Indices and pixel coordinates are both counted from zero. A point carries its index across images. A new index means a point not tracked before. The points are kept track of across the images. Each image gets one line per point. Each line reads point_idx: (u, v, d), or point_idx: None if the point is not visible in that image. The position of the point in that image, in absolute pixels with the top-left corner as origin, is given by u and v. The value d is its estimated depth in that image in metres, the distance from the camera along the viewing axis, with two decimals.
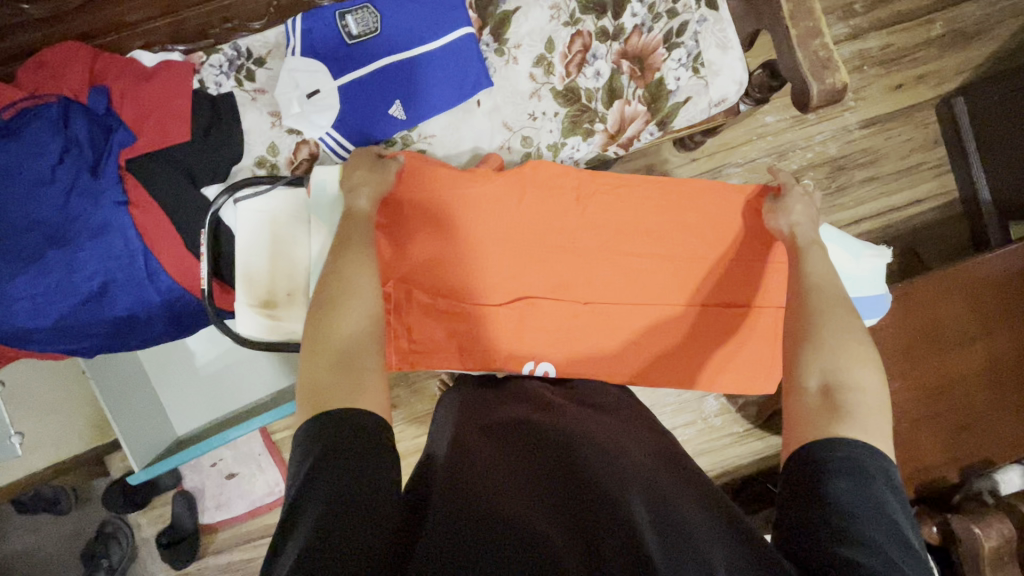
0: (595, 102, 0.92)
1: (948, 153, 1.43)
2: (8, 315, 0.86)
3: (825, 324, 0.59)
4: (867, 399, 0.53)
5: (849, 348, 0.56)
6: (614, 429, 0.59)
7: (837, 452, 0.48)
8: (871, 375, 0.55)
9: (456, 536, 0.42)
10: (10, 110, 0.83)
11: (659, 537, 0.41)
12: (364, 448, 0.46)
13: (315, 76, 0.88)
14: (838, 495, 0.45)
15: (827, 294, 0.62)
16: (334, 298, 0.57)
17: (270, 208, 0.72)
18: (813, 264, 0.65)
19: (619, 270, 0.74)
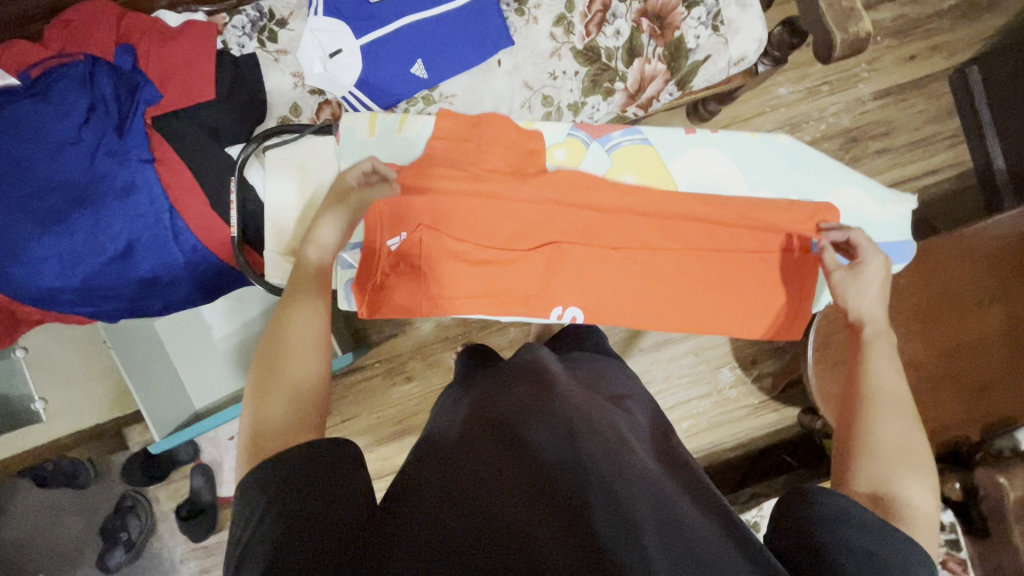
0: (615, 61, 0.93)
1: (962, 124, 1.43)
2: (33, 275, 0.86)
3: (889, 436, 0.53)
4: (918, 511, 0.49)
5: (911, 463, 0.51)
6: (619, 416, 0.59)
7: (856, 514, 0.46)
8: (927, 495, 0.50)
9: (445, 538, 0.42)
10: (37, 68, 0.84)
11: (664, 548, 0.43)
12: (334, 485, 0.46)
13: (336, 35, 0.88)
14: (847, 540, 0.45)
15: (896, 396, 0.56)
16: (280, 349, 0.55)
17: (298, 157, 0.73)
18: (881, 363, 0.59)
19: (644, 221, 0.73)
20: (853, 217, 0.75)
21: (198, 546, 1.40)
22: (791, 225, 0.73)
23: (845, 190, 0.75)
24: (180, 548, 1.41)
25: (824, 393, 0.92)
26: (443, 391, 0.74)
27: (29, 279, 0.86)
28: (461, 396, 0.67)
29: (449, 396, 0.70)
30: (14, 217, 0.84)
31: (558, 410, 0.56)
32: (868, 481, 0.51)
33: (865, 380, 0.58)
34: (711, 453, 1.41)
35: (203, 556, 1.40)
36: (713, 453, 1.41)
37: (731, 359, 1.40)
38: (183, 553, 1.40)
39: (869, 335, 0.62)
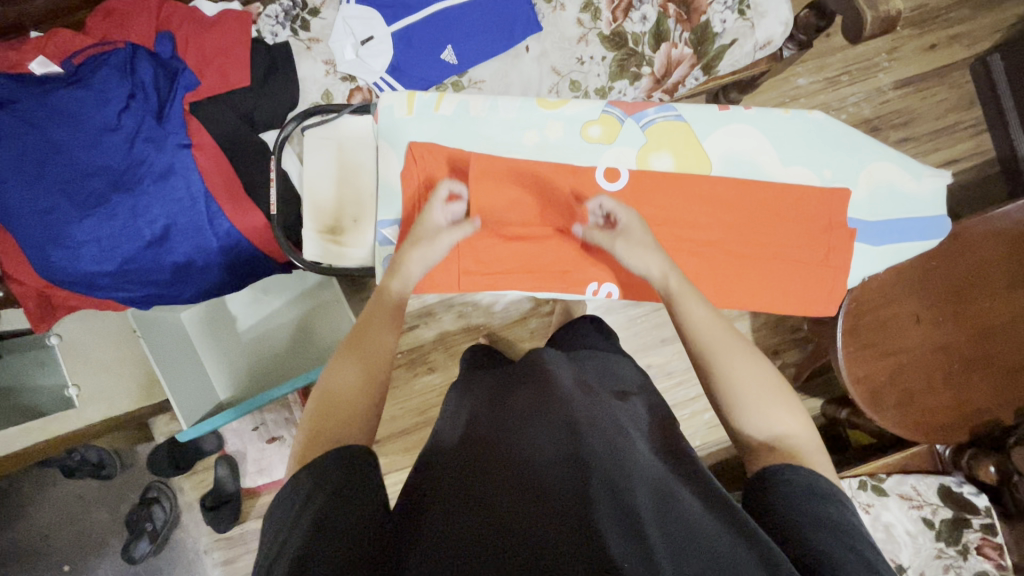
0: (642, 46, 0.93)
1: (984, 112, 1.42)
2: (73, 259, 0.88)
3: (739, 379, 0.57)
4: (804, 438, 0.54)
5: (773, 396, 0.56)
6: (620, 413, 0.60)
7: (796, 478, 0.50)
8: (796, 419, 0.56)
9: (462, 537, 0.44)
10: (80, 56, 0.87)
11: (665, 537, 0.45)
12: (353, 479, 0.49)
13: (368, 22, 0.91)
14: (801, 510, 0.48)
15: (721, 337, 0.59)
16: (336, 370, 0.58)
17: (337, 136, 0.75)
18: (699, 310, 0.62)
19: (679, 196, 0.73)
20: (886, 192, 0.75)
21: (221, 538, 1.41)
22: (822, 201, 0.74)
23: (878, 165, 0.75)
24: (204, 539, 1.42)
25: (853, 375, 0.95)
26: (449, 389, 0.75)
27: (68, 262, 0.88)
28: (461, 398, 0.68)
29: (454, 394, 0.71)
30: (55, 201, 0.86)
31: (559, 408, 0.57)
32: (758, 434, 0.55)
33: (693, 340, 0.60)
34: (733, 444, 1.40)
35: (226, 547, 1.41)
36: None
37: None
38: (206, 545, 1.41)
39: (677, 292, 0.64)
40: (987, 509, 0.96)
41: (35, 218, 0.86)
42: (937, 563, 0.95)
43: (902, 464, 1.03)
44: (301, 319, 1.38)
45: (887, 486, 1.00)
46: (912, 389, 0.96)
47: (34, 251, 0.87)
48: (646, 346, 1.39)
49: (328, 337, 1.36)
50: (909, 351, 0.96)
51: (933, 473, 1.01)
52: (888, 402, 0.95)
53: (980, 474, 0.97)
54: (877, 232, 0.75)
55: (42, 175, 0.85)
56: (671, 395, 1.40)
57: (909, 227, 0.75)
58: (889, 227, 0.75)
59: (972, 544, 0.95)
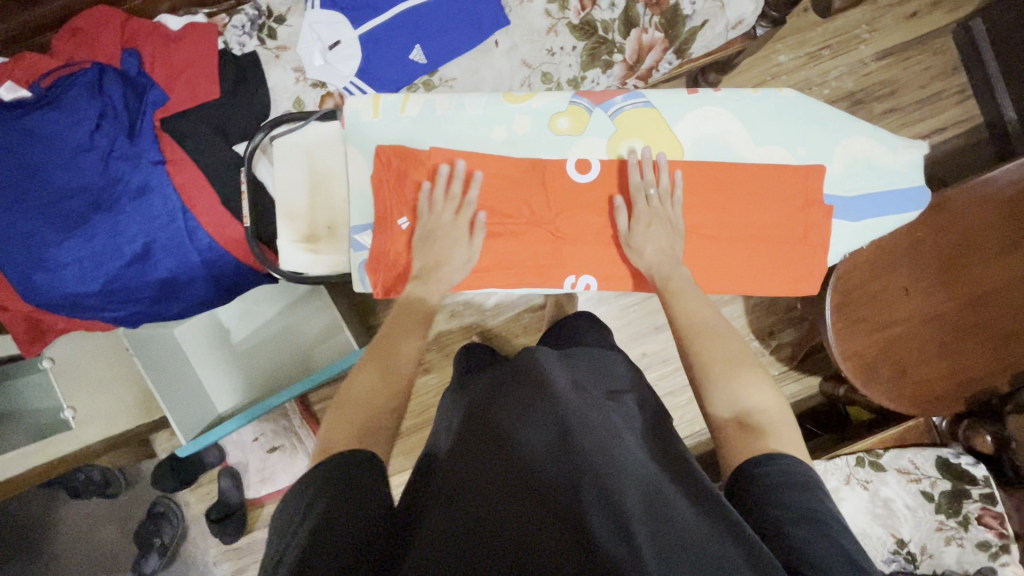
0: (612, 33, 0.92)
1: (969, 78, 1.40)
2: (57, 281, 0.88)
3: (707, 355, 0.60)
4: (771, 411, 0.56)
5: (741, 370, 0.58)
6: (614, 414, 0.59)
7: (778, 470, 0.50)
8: (765, 394, 0.57)
9: (451, 542, 0.44)
10: (48, 78, 0.86)
11: (654, 536, 0.44)
12: (354, 480, 0.49)
13: (335, 27, 0.90)
14: (788, 503, 0.47)
15: (702, 325, 0.63)
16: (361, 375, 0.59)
17: (306, 143, 0.74)
18: (690, 300, 0.66)
19: (656, 181, 0.72)
20: (863, 166, 0.74)
21: (230, 548, 1.42)
22: (798, 179, 0.72)
23: (853, 139, 0.74)
24: (213, 551, 1.43)
25: (844, 351, 0.94)
26: (446, 396, 0.74)
27: (52, 285, 0.88)
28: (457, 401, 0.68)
29: (451, 399, 0.71)
30: (35, 224, 0.86)
31: (549, 406, 0.56)
32: (721, 410, 0.57)
33: (675, 323, 0.64)
34: None
35: (235, 558, 1.42)
36: None
37: (749, 332, 1.39)
38: (215, 556, 1.43)
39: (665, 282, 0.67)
40: (985, 479, 0.95)
41: (17, 243, 0.86)
42: (938, 535, 0.95)
43: (899, 438, 1.02)
44: (294, 327, 1.39)
45: (885, 461, 0.99)
46: (904, 362, 0.95)
47: (17, 276, 0.87)
48: (641, 334, 1.38)
49: (322, 344, 1.36)
50: (900, 323, 0.95)
51: (931, 446, 1.01)
52: (882, 376, 0.95)
53: (976, 444, 0.99)
54: (857, 207, 0.74)
55: (21, 200, 0.86)
56: (668, 382, 1.39)
57: (888, 200, 0.74)
58: (868, 202, 0.74)
59: (973, 514, 0.94)
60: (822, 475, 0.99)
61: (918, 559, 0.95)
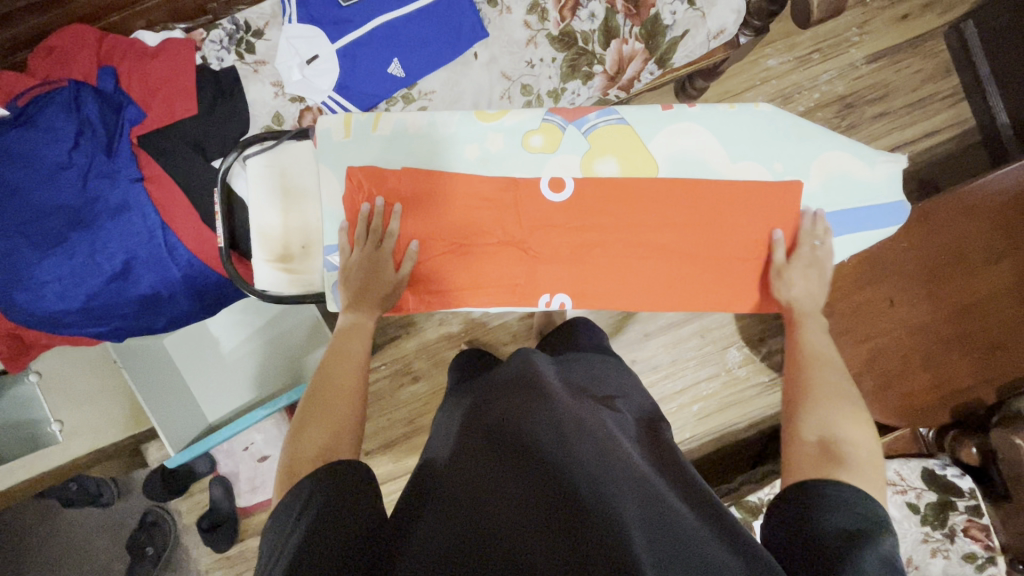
0: (592, 44, 0.92)
1: (962, 81, 1.39)
2: (38, 298, 0.88)
3: (818, 381, 0.60)
4: (862, 449, 0.54)
5: (847, 407, 0.57)
6: (610, 423, 0.61)
7: (825, 492, 0.49)
8: (864, 433, 0.55)
9: (448, 541, 0.44)
10: (25, 97, 0.86)
11: (650, 538, 0.44)
12: (351, 486, 0.50)
13: (312, 41, 0.90)
14: (826, 522, 0.47)
15: (822, 359, 0.63)
16: (325, 397, 0.59)
17: (279, 163, 0.74)
18: (816, 332, 0.67)
19: (629, 192, 0.72)
20: (841, 181, 0.72)
21: (222, 557, 1.43)
22: (774, 197, 0.72)
23: (831, 154, 0.72)
24: (205, 560, 1.43)
25: None
26: (445, 405, 0.75)
27: (32, 303, 0.88)
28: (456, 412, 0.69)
29: (449, 410, 0.71)
30: (15, 243, 0.86)
31: (549, 414, 0.58)
32: (811, 429, 0.56)
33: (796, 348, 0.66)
34: (723, 434, 1.39)
35: (227, 566, 1.42)
36: (726, 433, 1.40)
37: (739, 338, 1.38)
38: (207, 565, 1.43)
39: (799, 314, 0.69)
40: (971, 491, 0.94)
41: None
42: (924, 547, 0.94)
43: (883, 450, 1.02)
44: (283, 336, 1.38)
45: None
46: (889, 373, 0.95)
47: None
48: (630, 342, 1.38)
49: (311, 353, 1.36)
50: (886, 333, 0.95)
51: (916, 457, 1.00)
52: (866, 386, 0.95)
53: (962, 456, 0.96)
54: (834, 223, 0.73)
55: (1, 219, 0.86)
56: (658, 389, 1.39)
57: (865, 216, 0.73)
58: (846, 218, 0.73)
59: (959, 526, 0.93)
60: None
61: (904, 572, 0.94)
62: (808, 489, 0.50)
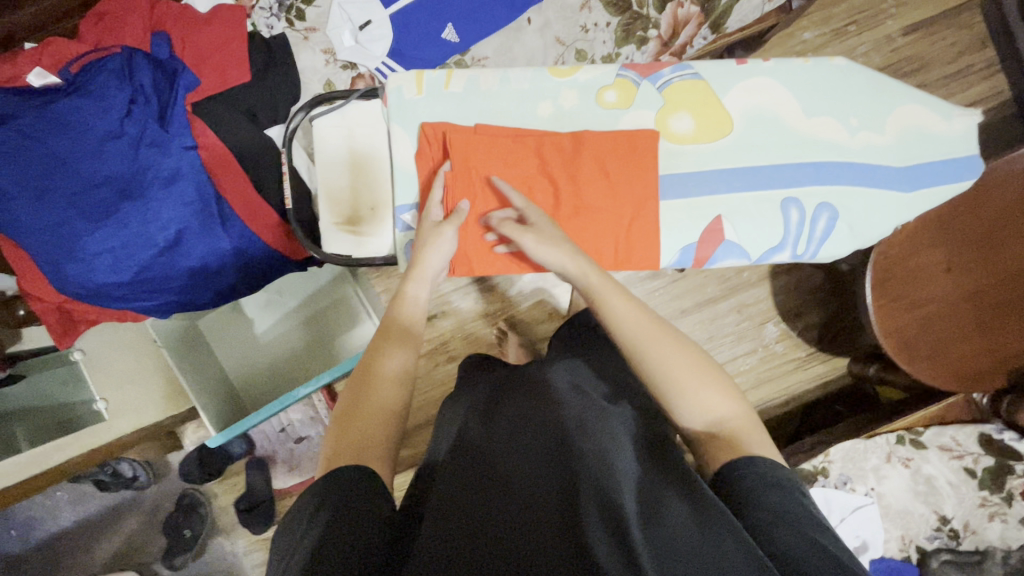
0: (647, 7, 0.90)
1: (998, 52, 1.38)
2: (89, 271, 0.86)
3: (665, 370, 0.55)
4: (735, 420, 0.54)
5: (705, 378, 0.55)
6: (611, 418, 0.58)
7: (758, 470, 0.48)
8: (728, 406, 0.54)
9: (449, 543, 0.43)
10: (76, 64, 0.84)
11: (649, 540, 0.42)
12: (362, 490, 0.47)
13: (365, 6, 0.89)
14: (774, 504, 0.45)
15: (642, 334, 0.57)
16: (352, 403, 0.54)
17: (348, 124, 0.72)
18: (619, 300, 0.60)
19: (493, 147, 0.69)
20: (916, 135, 0.71)
21: (259, 539, 1.43)
22: (849, 152, 0.71)
23: (905, 108, 0.72)
24: (242, 541, 1.43)
25: (883, 326, 0.94)
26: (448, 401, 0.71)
27: (83, 276, 0.87)
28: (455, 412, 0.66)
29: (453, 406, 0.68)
30: (64, 214, 0.84)
31: (550, 411, 0.55)
32: (691, 416, 0.55)
33: (618, 334, 0.58)
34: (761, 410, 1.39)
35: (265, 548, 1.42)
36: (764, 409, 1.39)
37: (776, 314, 1.37)
38: (245, 547, 1.43)
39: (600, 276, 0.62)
40: None
41: (46, 235, 0.84)
42: (981, 512, 0.94)
43: (937, 417, 1.00)
44: (319, 316, 1.37)
45: (925, 439, 0.98)
46: (944, 339, 0.94)
47: (49, 266, 0.86)
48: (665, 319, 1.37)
49: (348, 334, 1.36)
50: (940, 298, 0.94)
51: (970, 423, 1.00)
52: (920, 351, 0.94)
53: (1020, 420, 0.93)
54: (911, 176, 0.71)
55: (49, 189, 0.83)
56: None
57: (942, 170, 0.71)
58: (922, 171, 0.71)
59: (1017, 490, 0.93)
60: (862, 454, 0.99)
61: (961, 537, 0.94)
62: (743, 473, 0.49)
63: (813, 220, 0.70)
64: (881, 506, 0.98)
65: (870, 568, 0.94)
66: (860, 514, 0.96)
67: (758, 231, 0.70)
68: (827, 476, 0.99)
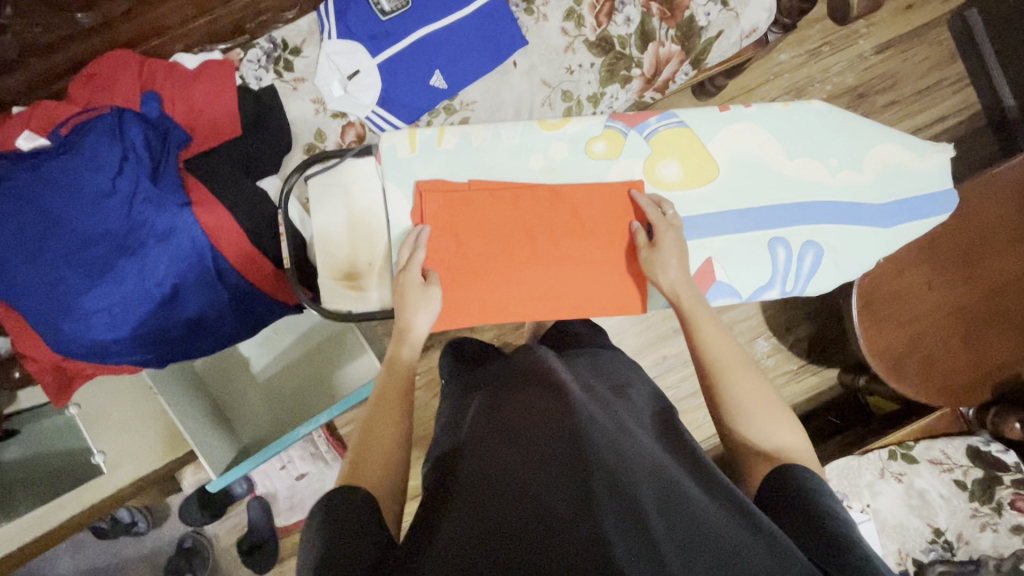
0: (629, 48, 0.93)
1: (966, 67, 1.43)
2: (85, 329, 0.86)
3: (741, 395, 0.56)
4: (804, 454, 0.53)
5: (779, 412, 0.55)
6: (618, 406, 0.59)
7: (798, 478, 0.49)
8: (796, 437, 0.54)
9: (474, 538, 0.43)
10: (67, 125, 0.84)
11: (667, 530, 0.44)
12: (378, 510, 0.47)
13: (353, 57, 0.90)
14: (816, 508, 0.47)
15: (728, 362, 0.58)
16: (359, 442, 0.54)
17: (342, 180, 0.74)
18: (712, 326, 0.61)
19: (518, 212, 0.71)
20: (894, 172, 0.74)
21: None
22: (831, 191, 0.73)
23: (882, 147, 0.74)
24: None
25: (873, 348, 0.97)
26: (458, 393, 0.73)
27: (79, 334, 0.86)
28: (466, 405, 0.67)
29: (464, 398, 0.69)
30: (62, 272, 0.83)
31: (562, 402, 0.56)
32: (757, 438, 0.54)
33: (708, 357, 0.59)
34: None
35: None
36: None
37: (766, 328, 1.38)
38: None
39: (688, 308, 0.63)
40: (1016, 465, 0.98)
41: (40, 294, 0.83)
42: (972, 522, 0.97)
43: (926, 430, 1.04)
44: (314, 352, 1.37)
45: (915, 453, 1.02)
46: (930, 356, 0.97)
47: (43, 324, 0.85)
48: (659, 338, 1.39)
49: (344, 368, 1.35)
50: (923, 318, 0.97)
51: (958, 435, 1.03)
52: (909, 370, 0.97)
53: (1006, 431, 0.98)
54: (890, 212, 0.74)
55: (43, 249, 0.82)
56: (690, 382, 1.40)
57: (920, 206, 0.75)
58: (900, 208, 0.74)
59: (1006, 500, 0.96)
60: (856, 471, 1.02)
61: (955, 547, 0.97)
62: (784, 480, 0.49)
63: (800, 257, 0.73)
64: (877, 521, 1.00)
65: None
66: None
67: (749, 271, 0.72)
68: None
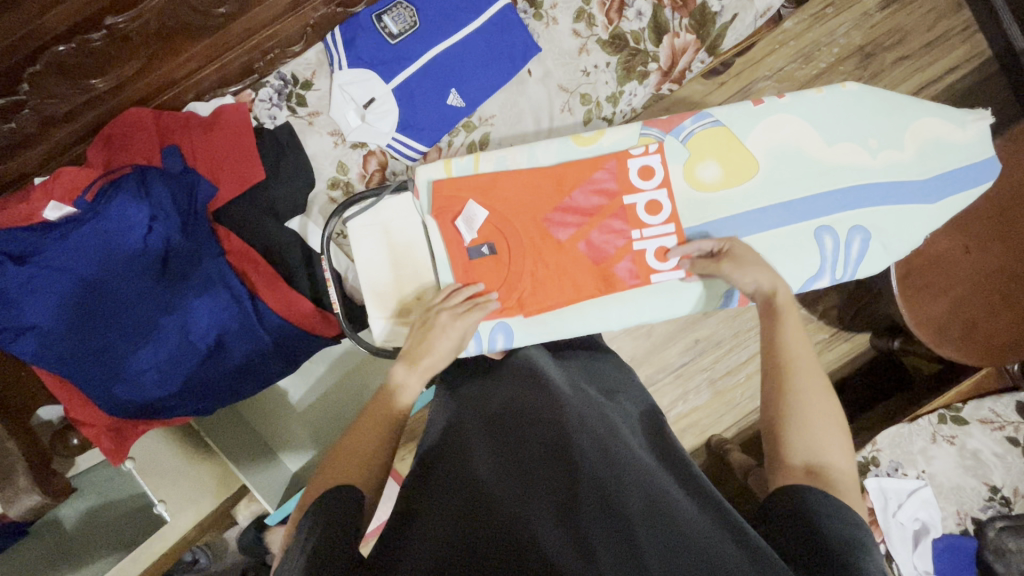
0: (643, 42, 0.96)
1: (973, 14, 1.39)
2: (135, 390, 0.84)
3: (806, 401, 0.52)
4: (846, 478, 0.50)
5: (837, 432, 0.51)
6: (610, 411, 0.58)
7: (820, 503, 0.46)
8: (847, 463, 0.50)
9: (452, 541, 0.42)
10: (92, 190, 0.81)
11: (652, 535, 0.42)
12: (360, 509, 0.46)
13: (366, 85, 0.90)
14: (829, 532, 0.44)
15: (803, 366, 0.54)
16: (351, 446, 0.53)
17: (381, 218, 0.74)
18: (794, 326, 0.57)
19: (531, 220, 0.73)
20: (935, 146, 0.75)
21: None
22: (874, 172, 0.74)
23: (923, 122, 0.75)
24: None
25: (918, 317, 0.97)
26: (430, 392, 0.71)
27: (130, 396, 0.84)
28: (446, 398, 0.65)
29: (439, 395, 0.67)
30: (107, 338, 0.83)
31: (551, 408, 0.55)
32: (800, 455, 0.51)
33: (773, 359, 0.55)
34: None
35: None
36: None
37: None
38: None
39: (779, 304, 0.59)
40: None
41: (89, 361, 0.82)
42: None
43: (975, 389, 1.06)
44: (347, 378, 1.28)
45: (965, 415, 1.03)
46: (973, 319, 0.97)
47: (94, 390, 0.82)
48: (689, 322, 1.29)
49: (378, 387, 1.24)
50: (962, 281, 0.97)
51: (1005, 391, 1.05)
52: (954, 335, 0.97)
53: None
54: (935, 187, 0.74)
55: (87, 319, 0.82)
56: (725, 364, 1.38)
57: (964, 176, 0.75)
58: (945, 181, 0.74)
59: None
60: (908, 438, 1.02)
61: (1011, 502, 0.98)
62: (801, 499, 0.47)
63: (848, 243, 0.73)
64: (934, 485, 1.01)
65: (935, 548, 0.98)
66: (916, 497, 0.99)
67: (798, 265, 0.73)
68: (878, 464, 1.02)
